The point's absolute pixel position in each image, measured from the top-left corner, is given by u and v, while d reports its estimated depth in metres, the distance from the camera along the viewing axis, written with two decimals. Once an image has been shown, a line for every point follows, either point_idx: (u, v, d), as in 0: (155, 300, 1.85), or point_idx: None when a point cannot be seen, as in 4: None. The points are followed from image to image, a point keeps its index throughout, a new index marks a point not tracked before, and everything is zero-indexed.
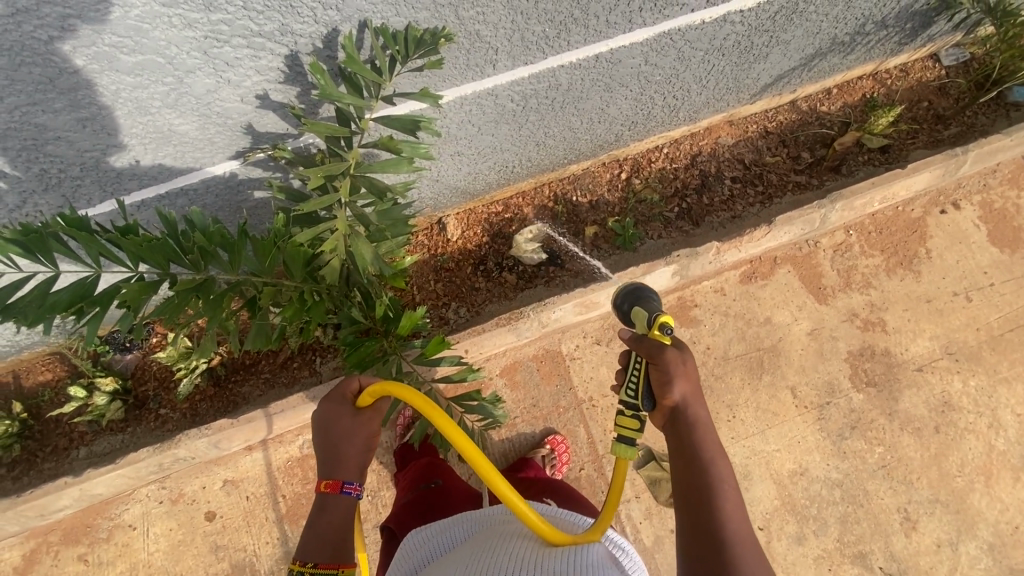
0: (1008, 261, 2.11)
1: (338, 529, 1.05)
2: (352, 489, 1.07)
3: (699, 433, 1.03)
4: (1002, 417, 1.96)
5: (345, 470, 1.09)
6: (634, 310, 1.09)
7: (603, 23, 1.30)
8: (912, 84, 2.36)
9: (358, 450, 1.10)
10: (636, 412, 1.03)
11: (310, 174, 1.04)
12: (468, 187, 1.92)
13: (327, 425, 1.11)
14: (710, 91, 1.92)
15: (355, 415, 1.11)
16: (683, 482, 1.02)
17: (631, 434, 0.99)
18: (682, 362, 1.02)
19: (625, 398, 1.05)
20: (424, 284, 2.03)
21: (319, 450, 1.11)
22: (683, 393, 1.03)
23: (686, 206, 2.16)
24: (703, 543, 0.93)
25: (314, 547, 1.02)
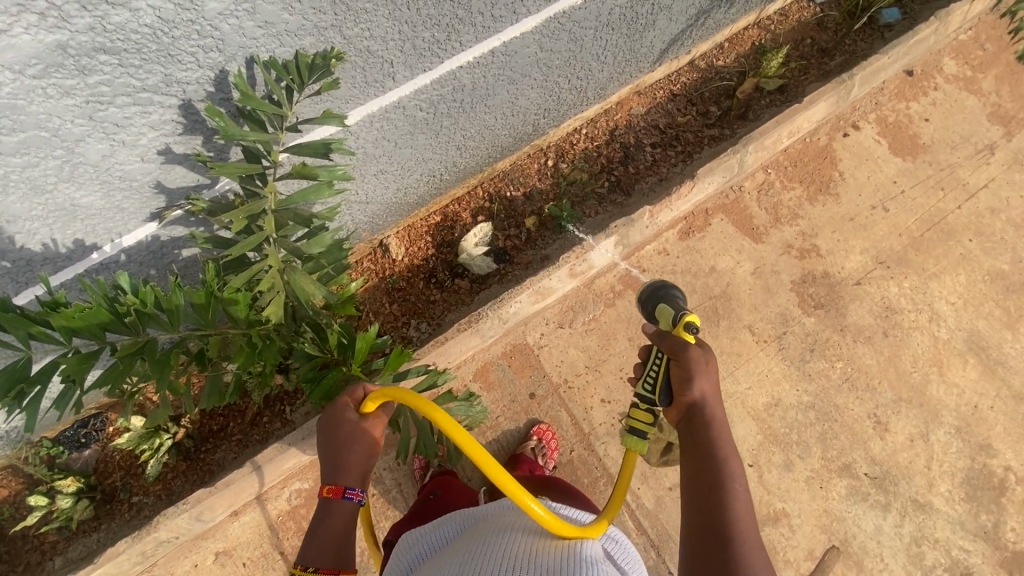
0: (912, 168, 2.27)
1: (340, 534, 1.11)
2: (353, 495, 1.13)
3: (715, 433, 1.14)
4: (940, 309, 2.11)
5: (347, 475, 1.15)
6: (659, 306, 1.22)
7: (489, 19, 1.34)
8: (793, 25, 2.53)
9: (359, 457, 1.17)
10: (650, 408, 1.20)
11: (230, 217, 1.03)
12: (401, 203, 1.93)
13: (331, 430, 1.18)
14: (611, 66, 2.00)
15: (359, 422, 1.19)
16: (697, 478, 1.11)
17: (642, 427, 1.16)
18: (703, 361, 1.14)
19: (643, 392, 1.21)
20: (380, 308, 2.06)
21: (323, 451, 1.18)
22: (702, 391, 1.14)
23: (615, 178, 2.28)
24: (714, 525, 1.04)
25: (316, 551, 1.08)
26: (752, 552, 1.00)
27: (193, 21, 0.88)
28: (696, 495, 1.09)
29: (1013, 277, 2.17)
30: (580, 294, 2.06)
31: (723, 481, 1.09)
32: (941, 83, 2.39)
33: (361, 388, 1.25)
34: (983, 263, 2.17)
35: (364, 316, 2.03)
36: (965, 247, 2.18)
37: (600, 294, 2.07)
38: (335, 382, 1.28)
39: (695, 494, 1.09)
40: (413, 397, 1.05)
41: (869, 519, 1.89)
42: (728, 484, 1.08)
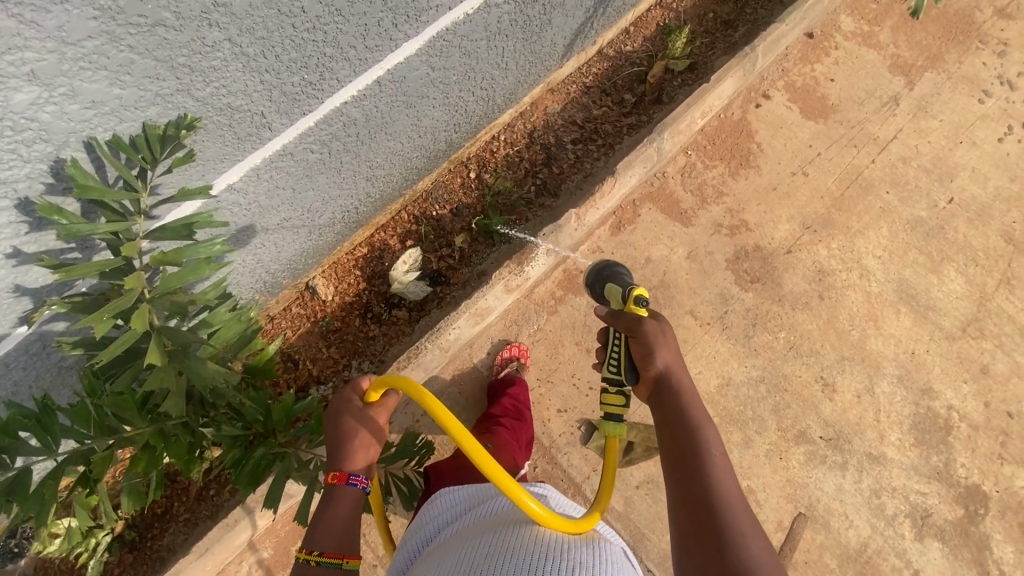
0: (825, 129, 2.31)
1: (345, 520, 1.10)
2: (356, 481, 1.12)
3: (684, 402, 1.12)
4: (868, 264, 2.16)
5: (350, 463, 1.14)
6: (607, 288, 1.24)
7: (363, 52, 1.25)
8: (694, 1, 2.52)
9: (361, 445, 1.16)
10: (620, 389, 1.16)
11: (89, 320, 0.93)
12: (319, 243, 1.84)
13: (336, 417, 1.20)
14: (514, 71, 1.94)
15: (364, 409, 1.20)
16: (673, 452, 1.08)
17: (616, 409, 1.12)
18: (660, 331, 1.14)
19: (609, 374, 1.18)
20: (317, 355, 1.98)
21: (328, 439, 1.18)
22: (665, 361, 1.13)
23: (540, 181, 2.25)
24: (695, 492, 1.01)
25: (322, 536, 1.06)
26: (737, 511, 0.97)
27: (1, 118, 0.78)
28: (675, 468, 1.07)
29: (932, 222, 2.23)
30: (520, 308, 2.02)
31: (699, 450, 1.06)
32: (842, 42, 2.42)
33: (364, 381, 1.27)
34: (902, 213, 2.23)
35: (300, 367, 1.96)
36: (883, 200, 2.24)
37: (541, 303, 2.04)
38: (260, 460, 1.21)
39: (673, 465, 1.06)
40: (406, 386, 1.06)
41: (830, 480, 1.94)
42: (705, 450, 1.05)
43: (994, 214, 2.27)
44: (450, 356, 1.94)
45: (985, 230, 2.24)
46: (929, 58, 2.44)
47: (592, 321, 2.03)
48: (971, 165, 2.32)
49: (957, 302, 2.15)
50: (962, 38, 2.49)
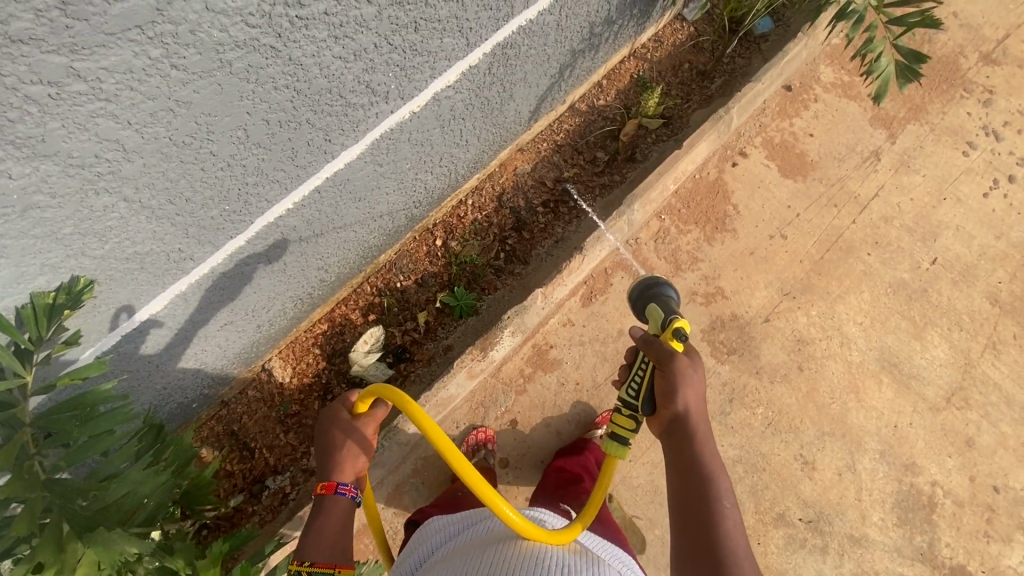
0: (804, 188, 2.23)
1: (336, 526, 1.31)
2: (345, 490, 1.34)
3: (698, 444, 1.22)
4: (849, 332, 2.09)
5: (339, 474, 1.37)
6: (650, 310, 1.30)
7: (291, 172, 1.15)
8: (669, 50, 2.44)
9: (347, 457, 1.39)
10: (632, 413, 1.25)
11: None
12: (273, 332, 1.75)
13: (329, 427, 1.43)
14: (476, 144, 1.84)
15: (351, 423, 1.43)
16: (684, 490, 1.21)
17: (624, 432, 1.21)
18: (687, 373, 1.20)
19: (626, 396, 1.27)
20: (274, 442, 1.90)
21: (321, 451, 1.42)
22: (685, 405, 1.21)
23: (509, 248, 2.17)
24: (699, 529, 1.16)
25: (317, 546, 1.28)
26: (736, 554, 1.12)
27: None
28: (687, 511, 1.19)
29: (915, 285, 2.16)
30: (487, 389, 1.93)
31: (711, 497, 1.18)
32: (821, 94, 2.34)
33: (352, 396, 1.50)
34: (884, 275, 2.16)
35: (257, 456, 1.88)
36: (864, 262, 2.16)
37: (508, 383, 1.95)
38: None
39: (684, 505, 1.19)
40: (402, 401, 1.09)
41: (809, 564, 1.87)
42: (715, 500, 1.17)
43: (979, 274, 2.19)
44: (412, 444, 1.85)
45: (970, 292, 2.17)
46: (911, 109, 2.36)
47: (561, 400, 1.96)
48: (956, 223, 2.24)
49: (941, 370, 2.08)
50: (945, 86, 2.41)
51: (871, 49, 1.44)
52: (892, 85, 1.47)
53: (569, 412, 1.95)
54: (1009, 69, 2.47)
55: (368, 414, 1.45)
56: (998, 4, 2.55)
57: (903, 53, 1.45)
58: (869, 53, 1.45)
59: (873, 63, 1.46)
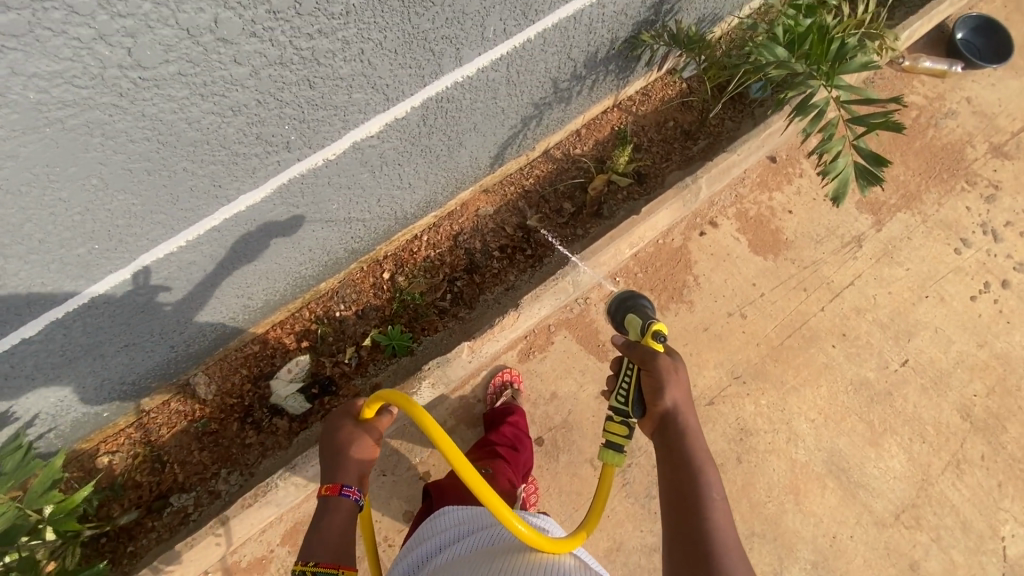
0: (773, 267, 2.11)
1: (340, 529, 1.20)
2: (350, 492, 1.23)
3: (688, 441, 1.17)
4: (798, 427, 1.96)
5: (344, 475, 1.26)
6: (627, 320, 1.32)
7: (174, 214, 1.13)
8: (657, 105, 2.36)
9: (354, 459, 1.28)
10: (623, 419, 1.20)
11: None
12: (192, 351, 1.74)
13: (335, 429, 1.33)
14: (424, 185, 1.80)
15: (357, 426, 1.32)
16: (673, 488, 1.14)
17: (619, 440, 1.17)
18: (674, 370, 1.17)
19: (617, 404, 1.23)
20: (187, 458, 1.88)
21: (325, 455, 1.30)
22: (674, 400, 1.17)
23: (457, 289, 2.10)
24: (690, 523, 1.08)
25: (320, 547, 1.16)
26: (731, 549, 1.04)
27: None
28: (676, 509, 1.11)
29: (878, 385, 2.01)
30: (404, 437, 1.86)
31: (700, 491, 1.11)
32: (807, 169, 2.23)
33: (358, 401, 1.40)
34: (846, 371, 2.02)
35: (167, 470, 1.86)
36: (827, 354, 2.03)
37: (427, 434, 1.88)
38: None
39: (673, 502, 1.11)
40: (409, 406, 1.09)
41: None
42: (707, 499, 1.09)
43: (952, 383, 2.04)
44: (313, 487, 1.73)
45: (939, 401, 2.01)
46: (904, 196, 2.22)
47: None
48: (934, 323, 2.09)
49: (893, 483, 1.92)
50: (946, 176, 2.26)
51: (826, 147, 1.34)
52: (852, 187, 1.35)
53: None
54: (1020, 165, 2.31)
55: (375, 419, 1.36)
56: (1018, 94, 2.39)
57: (864, 155, 1.35)
58: (825, 151, 1.36)
59: (830, 162, 1.36)
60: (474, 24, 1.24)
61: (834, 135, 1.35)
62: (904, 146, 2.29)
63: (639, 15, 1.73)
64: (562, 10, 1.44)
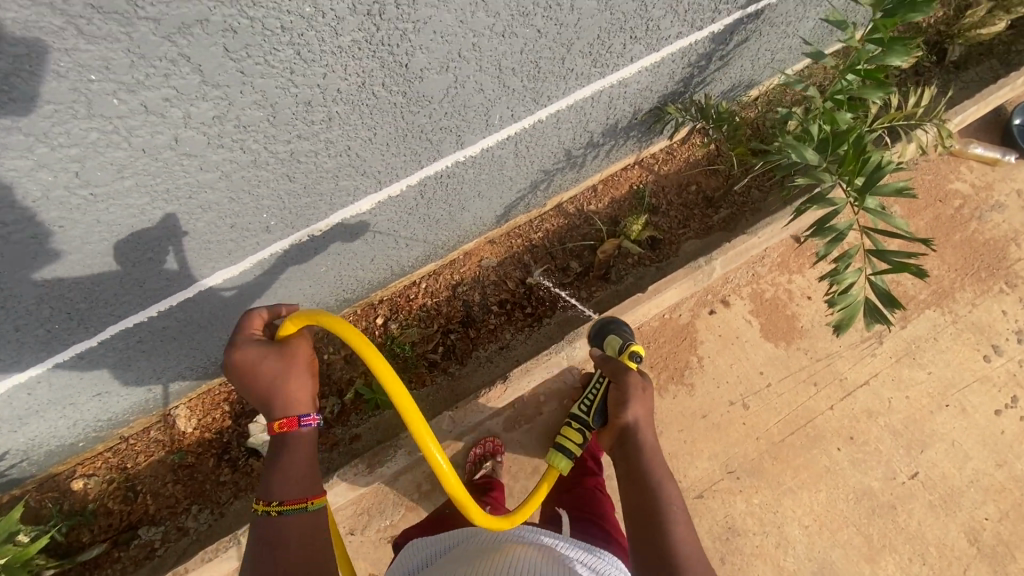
0: (783, 356, 1.99)
1: (305, 460, 1.07)
2: (309, 421, 1.08)
3: (648, 454, 1.30)
4: (790, 533, 1.85)
5: (292, 406, 1.07)
6: (608, 339, 1.52)
7: (141, 293, 1.09)
8: (680, 166, 2.24)
9: (298, 386, 1.08)
10: (581, 428, 1.46)
11: None
12: (171, 390, 1.71)
13: (256, 361, 1.06)
14: (423, 242, 1.73)
15: (287, 351, 1.08)
16: (635, 489, 1.27)
17: (569, 445, 1.38)
18: (638, 388, 1.36)
19: (580, 407, 1.52)
20: (159, 489, 1.86)
21: (257, 390, 1.07)
22: (635, 415, 1.32)
23: (450, 342, 2.03)
24: (647, 514, 1.20)
25: (283, 485, 1.03)
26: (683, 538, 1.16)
27: None
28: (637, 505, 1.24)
29: (882, 497, 1.89)
30: (376, 497, 1.81)
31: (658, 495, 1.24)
32: None
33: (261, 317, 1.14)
34: (849, 478, 1.90)
35: (138, 499, 1.85)
36: (830, 457, 1.92)
37: (401, 497, 1.82)
38: None
39: (634, 497, 1.25)
40: (345, 332, 0.93)
41: None
42: (663, 496, 1.23)
43: (963, 503, 1.90)
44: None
45: (947, 522, 1.88)
46: (935, 292, 2.08)
47: None
48: (951, 436, 1.95)
49: None
50: (984, 274, 2.11)
51: (839, 279, 1.27)
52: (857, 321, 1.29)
53: None
54: None
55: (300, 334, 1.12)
56: None
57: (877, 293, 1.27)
58: (837, 281, 1.28)
59: (840, 293, 1.28)
60: (478, 114, 1.15)
61: (851, 266, 1.27)
62: (943, 237, 2.13)
63: (665, 89, 1.63)
64: (578, 92, 1.34)
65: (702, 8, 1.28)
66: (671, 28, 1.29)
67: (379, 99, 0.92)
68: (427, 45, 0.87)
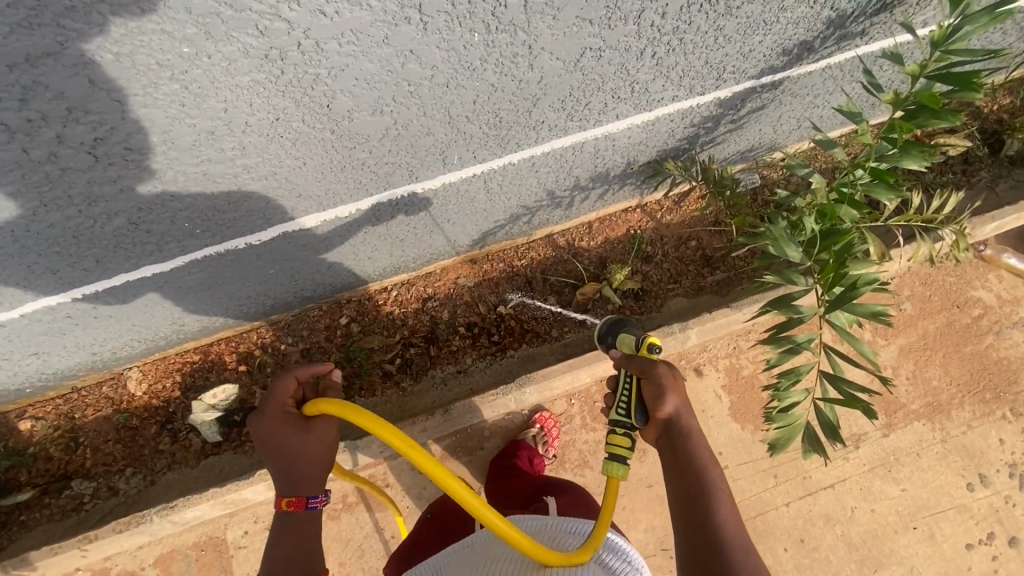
0: (748, 440, 1.88)
1: (305, 541, 1.11)
2: (316, 503, 1.14)
3: (694, 445, 1.11)
4: None
5: (307, 486, 1.14)
6: (620, 337, 1.22)
7: (56, 280, 1.07)
8: (684, 218, 2.12)
9: (312, 465, 1.12)
10: (628, 431, 1.07)
11: None
12: (119, 355, 1.72)
13: (276, 444, 1.12)
14: (389, 257, 1.68)
15: (308, 434, 1.11)
16: (679, 486, 1.10)
17: (623, 452, 1.03)
18: (671, 377, 1.11)
19: (618, 417, 1.08)
20: (100, 446, 1.89)
21: (273, 466, 1.13)
22: (676, 407, 1.09)
23: (408, 356, 1.99)
24: (690, 511, 1.06)
25: (277, 561, 1.07)
26: (730, 531, 1.04)
27: None
28: (681, 505, 1.08)
29: None
30: None
31: (706, 492, 1.07)
32: None
33: (286, 386, 1.17)
34: None
35: (78, 452, 1.89)
36: (774, 556, 1.80)
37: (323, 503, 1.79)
38: None
39: (680, 492, 1.09)
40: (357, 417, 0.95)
41: None
42: (712, 491, 1.07)
43: None
44: (192, 523, 1.74)
45: None
46: (929, 404, 1.92)
47: (368, 546, 1.78)
48: (912, 561, 1.81)
49: None
50: (989, 395, 1.93)
51: (779, 396, 1.20)
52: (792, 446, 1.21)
53: (370, 563, 1.78)
54: None
55: (321, 425, 1.12)
56: None
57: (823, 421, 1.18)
58: (779, 397, 1.21)
59: (779, 411, 1.20)
60: (430, 152, 1.08)
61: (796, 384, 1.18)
62: (952, 347, 1.96)
63: (664, 145, 1.51)
64: (555, 141, 1.25)
65: (700, 75, 1.17)
66: (663, 91, 1.18)
67: (301, 132, 0.87)
68: (351, 89, 0.81)
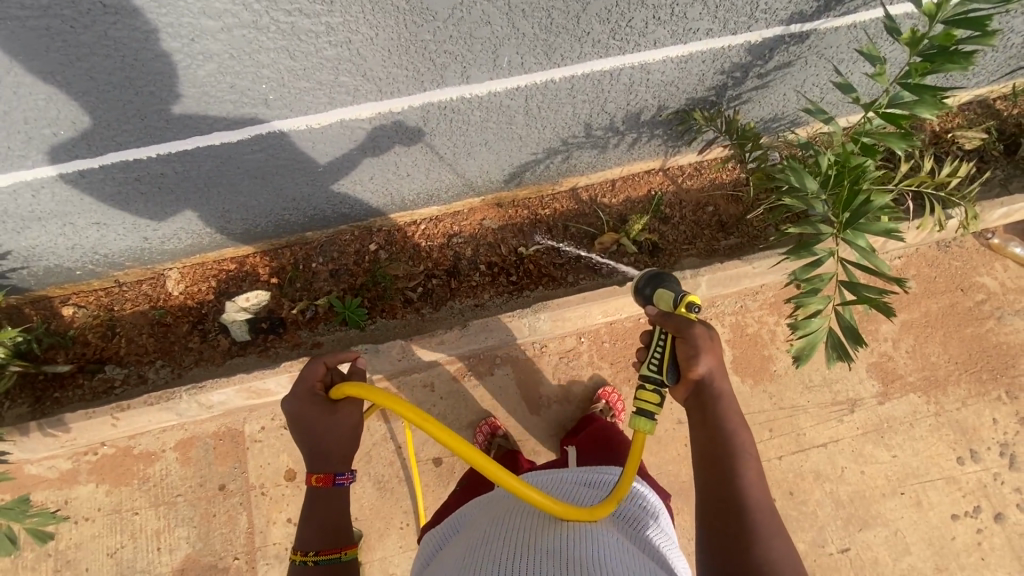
0: (747, 393, 1.95)
1: (337, 516, 1.19)
2: (342, 480, 1.19)
3: (724, 408, 1.15)
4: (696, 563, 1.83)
5: (334, 463, 1.20)
6: (658, 291, 1.27)
7: (140, 128, 1.20)
8: (704, 185, 2.22)
9: (338, 444, 1.20)
10: (657, 387, 1.14)
11: None
12: (165, 247, 1.85)
13: (306, 425, 1.20)
14: (425, 179, 1.79)
15: (331, 413, 1.19)
16: (707, 447, 1.13)
17: (651, 407, 1.12)
18: (708, 338, 1.15)
19: (649, 372, 1.16)
20: (135, 337, 2.01)
21: (303, 447, 1.21)
22: (709, 368, 1.14)
23: (430, 286, 2.09)
24: (715, 471, 1.09)
25: (314, 536, 1.15)
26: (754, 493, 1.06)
27: None
28: (706, 465, 1.12)
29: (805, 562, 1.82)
30: None
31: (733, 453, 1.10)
32: None
33: (318, 369, 1.25)
34: None
35: (114, 340, 2.00)
36: None
37: None
38: None
39: (706, 453, 1.12)
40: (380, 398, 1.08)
41: None
42: (738, 453, 1.10)
43: None
44: (215, 411, 1.84)
45: None
46: (926, 378, 1.98)
47: (376, 453, 1.87)
48: (896, 524, 1.87)
49: None
50: (985, 376, 1.99)
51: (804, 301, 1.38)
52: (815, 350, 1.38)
53: (376, 468, 1.87)
54: None
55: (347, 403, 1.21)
56: None
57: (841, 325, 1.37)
58: (802, 303, 1.39)
59: (802, 319, 1.37)
60: (484, 48, 1.20)
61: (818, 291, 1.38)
62: (953, 328, 2.03)
63: (693, 92, 1.63)
64: (595, 62, 1.37)
65: (734, 8, 1.29)
66: (699, 20, 1.30)
67: None
68: None
